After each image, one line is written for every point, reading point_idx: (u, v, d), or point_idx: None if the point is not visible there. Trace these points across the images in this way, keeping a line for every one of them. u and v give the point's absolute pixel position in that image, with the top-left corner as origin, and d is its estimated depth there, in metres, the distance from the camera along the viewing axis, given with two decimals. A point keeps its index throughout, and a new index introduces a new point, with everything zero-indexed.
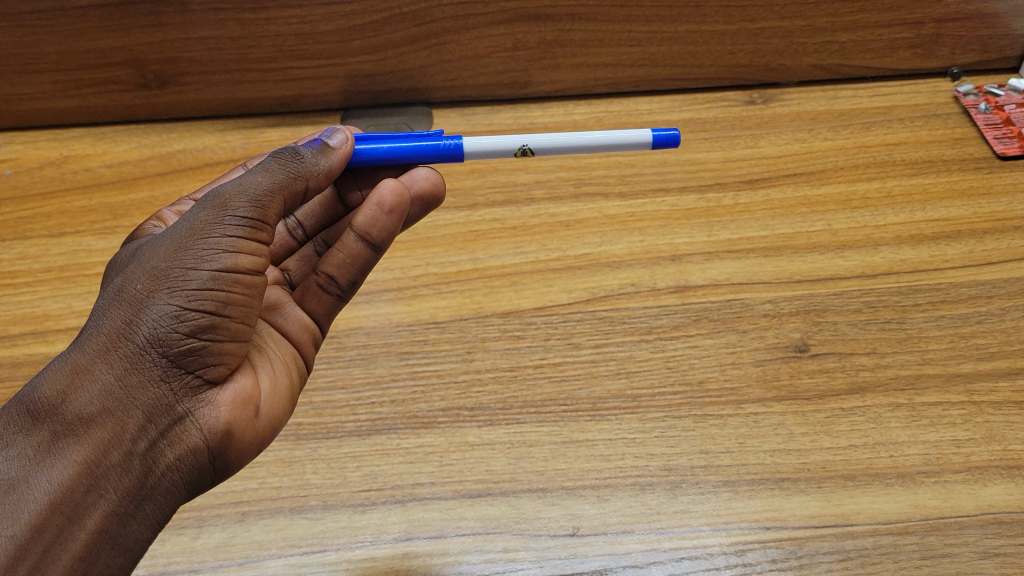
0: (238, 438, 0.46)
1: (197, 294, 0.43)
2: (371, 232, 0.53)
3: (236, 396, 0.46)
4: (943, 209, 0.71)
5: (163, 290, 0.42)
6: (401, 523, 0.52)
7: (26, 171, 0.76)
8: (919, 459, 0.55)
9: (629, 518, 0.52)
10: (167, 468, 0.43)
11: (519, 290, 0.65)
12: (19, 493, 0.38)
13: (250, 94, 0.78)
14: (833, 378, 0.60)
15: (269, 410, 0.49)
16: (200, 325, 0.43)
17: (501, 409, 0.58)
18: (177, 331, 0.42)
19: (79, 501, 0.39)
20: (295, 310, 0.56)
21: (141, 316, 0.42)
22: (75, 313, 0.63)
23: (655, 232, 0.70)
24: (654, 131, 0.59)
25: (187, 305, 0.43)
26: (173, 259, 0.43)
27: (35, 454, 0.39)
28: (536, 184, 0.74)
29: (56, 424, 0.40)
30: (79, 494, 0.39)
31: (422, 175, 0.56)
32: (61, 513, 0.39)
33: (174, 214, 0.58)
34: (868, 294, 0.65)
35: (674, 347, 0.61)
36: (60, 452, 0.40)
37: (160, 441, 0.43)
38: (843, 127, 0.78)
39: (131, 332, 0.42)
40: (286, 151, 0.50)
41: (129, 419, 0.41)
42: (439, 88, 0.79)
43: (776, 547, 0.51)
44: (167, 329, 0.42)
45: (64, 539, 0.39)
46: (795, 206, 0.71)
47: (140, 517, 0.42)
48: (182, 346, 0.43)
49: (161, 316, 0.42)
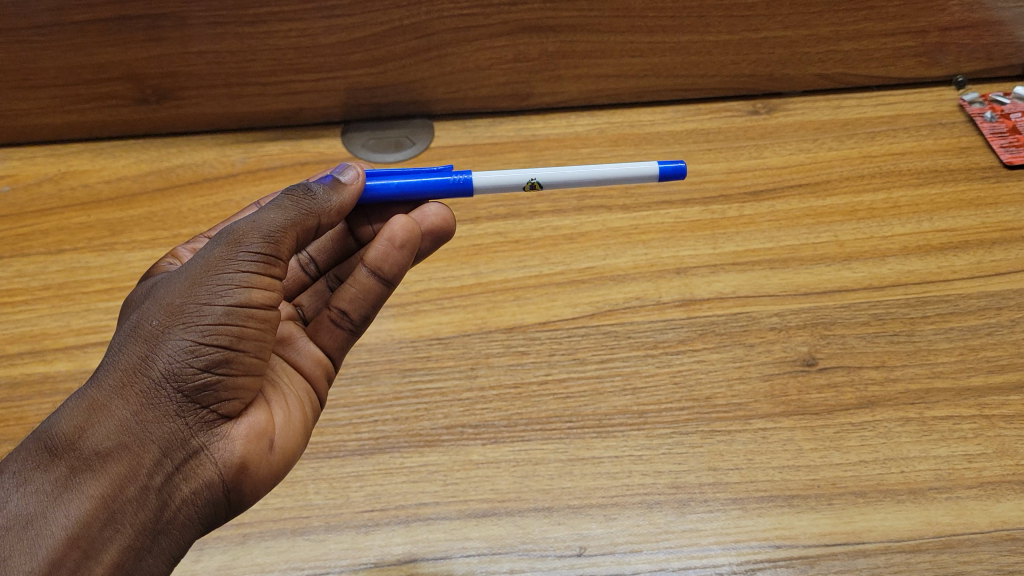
0: (253, 471, 0.45)
1: (212, 329, 0.42)
2: (383, 267, 0.53)
3: (251, 430, 0.45)
4: (950, 219, 0.70)
5: (178, 326, 0.42)
6: (406, 544, 0.51)
7: (24, 187, 0.75)
8: (931, 474, 0.54)
9: (637, 537, 0.52)
10: (183, 502, 0.42)
11: (523, 305, 0.65)
12: (37, 528, 0.38)
13: (249, 108, 0.77)
14: (842, 393, 0.59)
15: (285, 444, 0.48)
16: (214, 359, 0.42)
17: (506, 426, 0.57)
18: (192, 366, 0.42)
19: (96, 536, 0.39)
20: (307, 345, 0.55)
21: (158, 352, 0.42)
22: (73, 331, 0.62)
23: (660, 245, 0.69)
24: (660, 163, 0.58)
25: (202, 340, 0.42)
26: (188, 294, 0.43)
27: (52, 489, 0.39)
28: (538, 198, 0.73)
29: (73, 459, 0.39)
30: (96, 529, 0.39)
31: (432, 211, 0.56)
32: (78, 548, 0.38)
33: (190, 252, 0.58)
34: (875, 307, 0.64)
35: (681, 361, 0.61)
36: (77, 487, 0.39)
37: (174, 476, 0.42)
38: (848, 137, 0.77)
39: (147, 367, 0.41)
40: (298, 186, 0.49)
41: (145, 454, 0.41)
42: (440, 100, 0.79)
43: (786, 567, 0.50)
44: (183, 364, 0.42)
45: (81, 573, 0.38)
46: (801, 216, 0.71)
47: (156, 552, 0.41)
48: (197, 380, 0.42)
49: (177, 351, 0.42)
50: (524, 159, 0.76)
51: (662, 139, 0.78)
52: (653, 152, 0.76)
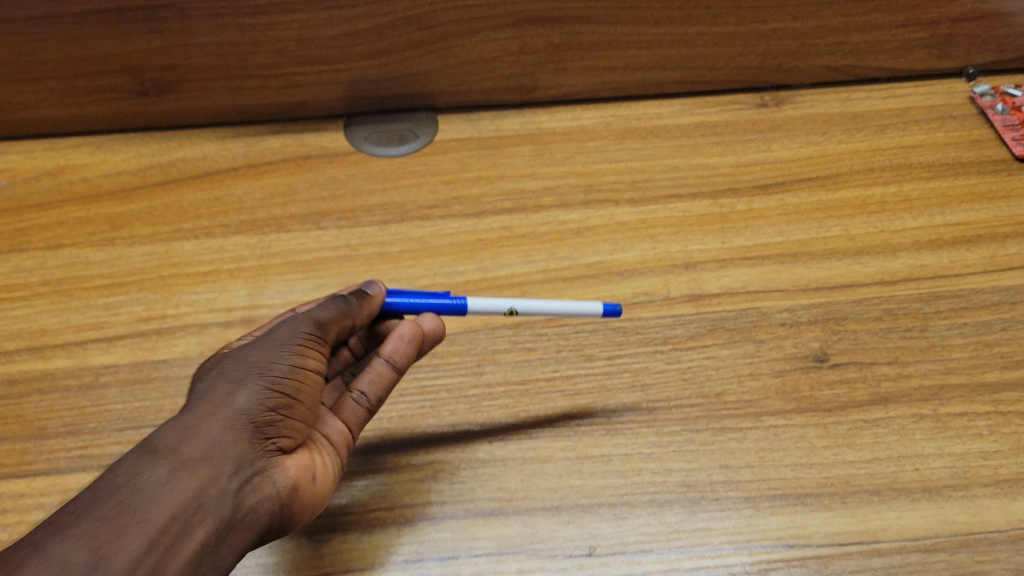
0: (303, 500, 0.46)
1: (283, 374, 0.46)
2: (398, 359, 0.52)
3: (304, 465, 0.47)
4: (962, 212, 0.69)
5: (256, 365, 0.46)
6: (412, 544, 0.50)
7: (22, 182, 0.74)
8: (946, 472, 0.53)
9: (648, 537, 0.51)
10: (252, 512, 0.43)
11: (529, 301, 0.63)
12: (136, 507, 0.38)
13: (251, 101, 0.76)
14: (854, 389, 0.58)
15: (329, 484, 0.49)
16: (283, 400, 0.46)
17: (513, 424, 0.56)
18: (268, 398, 0.45)
19: (185, 522, 0.39)
20: (332, 418, 0.52)
21: (241, 383, 0.45)
22: (73, 328, 0.62)
23: (668, 239, 0.68)
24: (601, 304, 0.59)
25: (277, 379, 0.46)
26: (262, 345, 0.47)
27: (151, 478, 0.40)
28: (545, 191, 0.72)
29: (169, 457, 0.41)
30: (188, 515, 0.40)
31: (429, 323, 0.55)
32: (170, 530, 0.39)
33: None
34: (887, 302, 0.63)
35: (690, 358, 0.60)
36: (172, 478, 0.40)
37: (250, 485, 0.43)
38: (857, 130, 0.76)
39: (230, 397, 0.44)
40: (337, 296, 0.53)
41: (230, 459, 0.42)
42: (444, 93, 0.78)
43: (800, 566, 0.49)
44: (261, 394, 0.45)
45: (171, 554, 0.38)
46: (811, 210, 0.70)
47: (226, 552, 0.41)
48: (269, 413, 0.45)
49: (257, 383, 0.45)
50: (529, 153, 0.75)
51: (669, 133, 0.77)
52: (660, 146, 0.75)
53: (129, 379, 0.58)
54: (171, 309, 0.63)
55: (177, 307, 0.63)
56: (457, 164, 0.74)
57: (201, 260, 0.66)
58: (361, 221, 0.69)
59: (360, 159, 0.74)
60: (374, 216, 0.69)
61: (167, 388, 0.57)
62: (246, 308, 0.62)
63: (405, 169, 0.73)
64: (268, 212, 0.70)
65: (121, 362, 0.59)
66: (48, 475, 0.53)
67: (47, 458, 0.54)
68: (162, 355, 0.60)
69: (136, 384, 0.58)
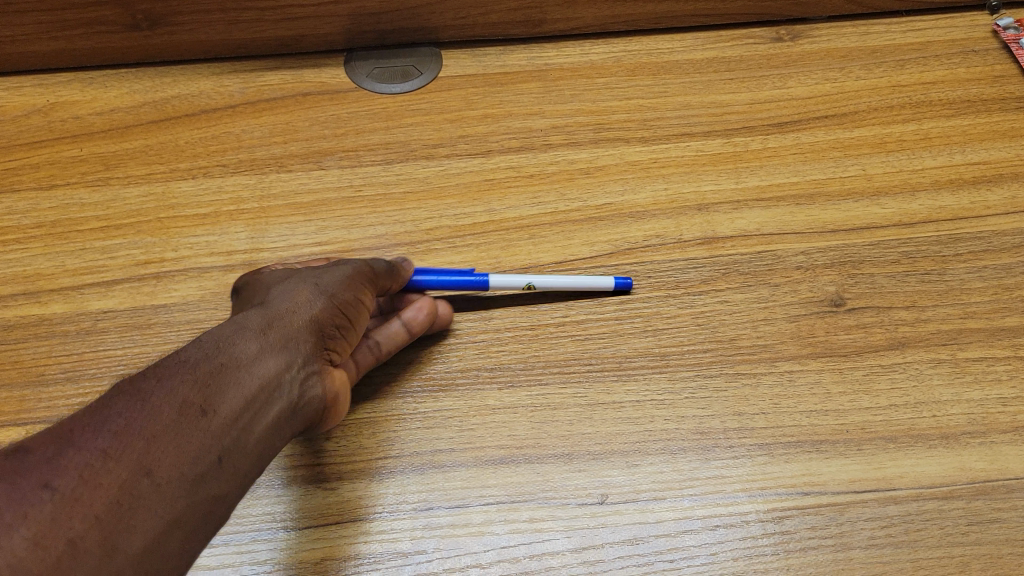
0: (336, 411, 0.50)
1: (348, 302, 0.50)
2: (415, 325, 0.55)
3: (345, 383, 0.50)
4: (984, 151, 0.67)
5: (327, 287, 0.50)
6: (421, 492, 0.49)
7: (11, 120, 0.71)
8: (964, 418, 0.52)
9: (660, 485, 0.50)
10: (306, 408, 0.46)
11: (538, 243, 0.62)
12: (222, 376, 0.42)
13: (247, 35, 0.73)
14: (871, 333, 0.56)
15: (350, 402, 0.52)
16: (344, 322, 0.50)
17: (523, 369, 0.55)
18: (335, 316, 0.49)
19: (259, 403, 0.43)
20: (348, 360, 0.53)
21: (315, 298, 0.49)
22: (68, 271, 0.60)
23: (680, 180, 0.66)
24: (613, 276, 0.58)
25: (342, 303, 0.50)
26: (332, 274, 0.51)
27: (235, 358, 0.44)
28: (553, 129, 0.69)
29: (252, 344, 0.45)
30: (262, 397, 0.43)
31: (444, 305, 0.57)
32: (249, 406, 0.42)
33: None
34: (906, 244, 0.61)
35: (703, 302, 0.58)
36: (253, 361, 0.44)
37: (310, 385, 0.47)
38: (876, 66, 0.74)
39: (305, 307, 0.48)
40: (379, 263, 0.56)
41: (298, 359, 0.46)
42: (448, 27, 0.75)
43: (815, 514, 0.49)
44: (330, 312, 0.49)
45: (246, 426, 0.42)
46: (828, 149, 0.67)
47: (282, 436, 0.45)
48: (334, 329, 0.49)
49: (327, 301, 0.49)
50: (536, 90, 0.72)
51: (681, 69, 0.74)
52: (671, 82, 0.73)
53: (128, 324, 0.57)
54: (170, 252, 0.61)
55: (176, 250, 0.61)
56: (462, 101, 0.71)
57: (199, 202, 0.64)
58: (364, 160, 0.67)
59: (362, 96, 0.72)
60: (376, 156, 0.67)
61: (167, 334, 0.56)
62: (246, 251, 0.61)
63: (408, 107, 0.71)
64: (268, 151, 0.68)
65: (119, 307, 0.58)
66: (48, 423, 0.52)
67: (47, 405, 0.53)
68: (162, 299, 0.58)
69: (135, 329, 0.57)
